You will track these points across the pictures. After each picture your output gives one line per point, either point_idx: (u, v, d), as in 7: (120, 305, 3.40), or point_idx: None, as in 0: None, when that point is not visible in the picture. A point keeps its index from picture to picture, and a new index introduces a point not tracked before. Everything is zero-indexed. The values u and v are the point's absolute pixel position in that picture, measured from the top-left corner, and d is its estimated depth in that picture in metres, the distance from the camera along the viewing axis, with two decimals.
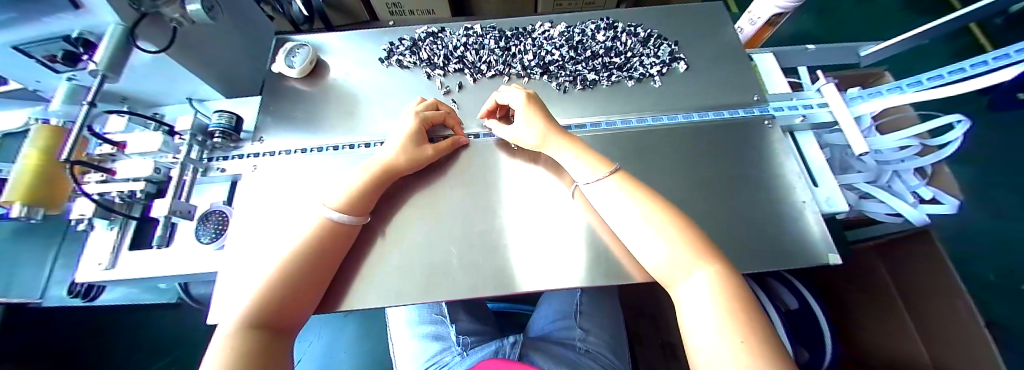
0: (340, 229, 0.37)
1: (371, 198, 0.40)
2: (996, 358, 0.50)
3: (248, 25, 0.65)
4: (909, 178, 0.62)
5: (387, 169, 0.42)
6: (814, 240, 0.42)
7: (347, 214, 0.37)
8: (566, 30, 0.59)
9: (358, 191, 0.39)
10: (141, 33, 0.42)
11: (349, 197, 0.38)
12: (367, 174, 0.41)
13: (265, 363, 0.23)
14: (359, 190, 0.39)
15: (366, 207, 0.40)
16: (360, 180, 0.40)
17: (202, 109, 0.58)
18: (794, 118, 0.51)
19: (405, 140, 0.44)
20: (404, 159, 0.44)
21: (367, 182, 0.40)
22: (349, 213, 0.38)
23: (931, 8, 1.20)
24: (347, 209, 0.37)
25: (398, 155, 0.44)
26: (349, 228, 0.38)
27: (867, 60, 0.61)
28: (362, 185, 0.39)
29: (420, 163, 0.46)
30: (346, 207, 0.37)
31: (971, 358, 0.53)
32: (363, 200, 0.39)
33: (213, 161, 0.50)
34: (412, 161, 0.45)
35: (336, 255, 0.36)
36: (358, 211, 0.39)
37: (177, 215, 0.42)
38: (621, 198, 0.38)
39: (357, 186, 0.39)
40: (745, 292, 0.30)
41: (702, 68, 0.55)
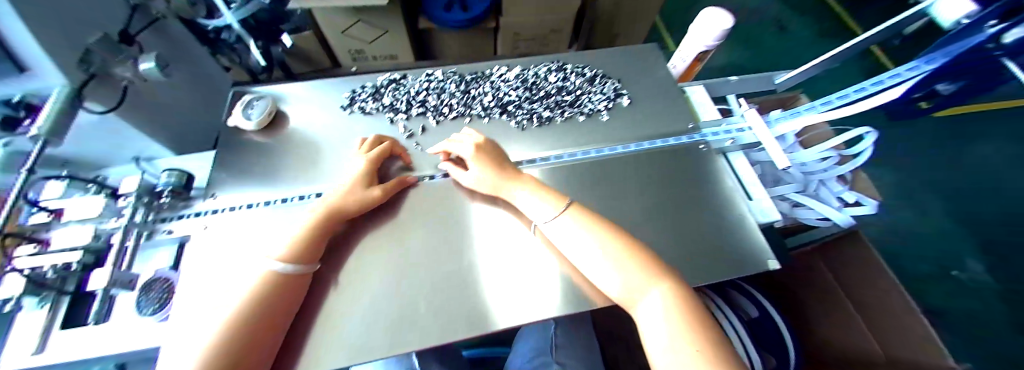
0: (289, 281, 0.36)
1: (320, 244, 0.40)
2: (928, 342, 0.56)
3: (200, 79, 0.65)
4: (833, 186, 0.69)
5: (335, 210, 0.43)
6: (755, 250, 0.47)
7: (295, 264, 0.37)
8: (521, 73, 0.63)
9: (302, 237, 0.39)
10: (89, 94, 0.41)
11: (294, 246, 0.38)
12: (312, 219, 0.40)
13: None
14: (303, 238, 0.39)
15: (316, 254, 0.39)
16: (303, 226, 0.40)
17: (149, 168, 0.55)
18: (724, 142, 0.58)
19: (352, 182, 0.46)
20: (353, 199, 0.45)
21: (310, 228, 0.40)
22: (295, 262, 0.37)
23: (831, 35, 1.42)
24: (292, 258, 0.37)
25: (345, 196, 0.44)
26: (298, 278, 0.37)
27: (783, 86, 0.70)
28: (305, 231, 0.39)
29: (369, 200, 0.46)
30: (291, 257, 0.37)
31: (905, 345, 0.59)
32: (310, 247, 0.39)
33: (161, 223, 0.48)
34: (360, 202, 0.45)
35: (290, 308, 0.35)
36: (307, 258, 0.38)
37: (117, 286, 0.39)
38: (577, 230, 0.41)
39: (299, 233, 0.39)
40: (697, 305, 0.34)
41: (644, 101, 0.62)
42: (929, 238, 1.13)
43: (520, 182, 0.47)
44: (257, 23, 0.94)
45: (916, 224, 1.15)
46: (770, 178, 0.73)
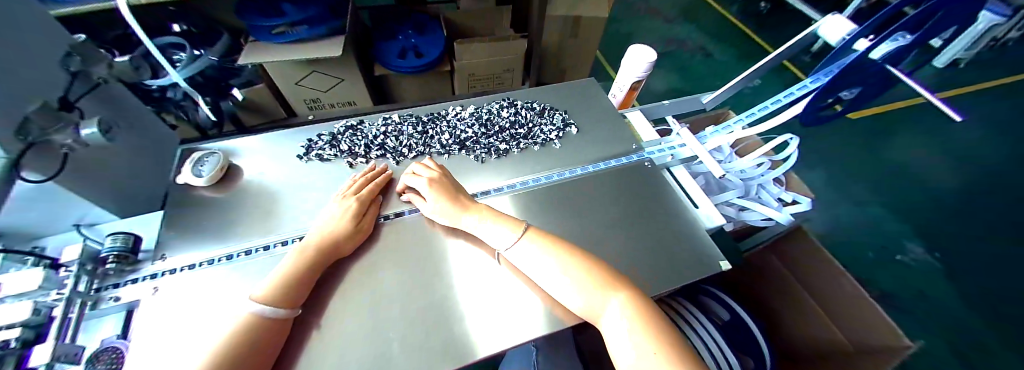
0: (266, 325, 0.36)
1: (305, 284, 0.42)
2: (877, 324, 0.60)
3: (148, 138, 0.64)
4: (772, 188, 0.78)
5: (326, 249, 0.45)
6: (704, 255, 0.52)
7: (279, 307, 0.38)
8: (475, 111, 0.68)
9: (287, 278, 0.40)
10: (27, 165, 0.40)
11: (278, 287, 0.39)
12: (295, 263, 0.42)
13: None
14: (291, 276, 0.41)
15: (299, 296, 0.41)
16: (291, 265, 0.42)
17: (91, 234, 0.52)
18: (665, 158, 0.65)
19: (338, 221, 0.48)
20: (342, 238, 0.47)
21: (297, 269, 0.42)
22: (280, 305, 0.38)
23: (750, 57, 1.63)
24: (276, 301, 0.38)
25: (327, 237, 0.46)
26: (279, 322, 0.38)
27: (710, 105, 0.79)
28: (292, 271, 0.41)
29: (352, 240, 0.48)
30: (275, 299, 0.38)
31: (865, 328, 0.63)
32: (293, 288, 0.40)
33: (105, 291, 0.45)
34: (349, 242, 0.48)
35: (268, 352, 0.36)
36: (289, 301, 0.39)
37: (63, 359, 0.36)
38: (540, 256, 0.43)
39: (288, 272, 0.41)
40: (652, 308, 0.38)
41: (589, 128, 0.68)
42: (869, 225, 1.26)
43: (473, 210, 0.49)
44: (205, 79, 0.96)
45: (852, 214, 1.29)
46: (715, 187, 0.80)
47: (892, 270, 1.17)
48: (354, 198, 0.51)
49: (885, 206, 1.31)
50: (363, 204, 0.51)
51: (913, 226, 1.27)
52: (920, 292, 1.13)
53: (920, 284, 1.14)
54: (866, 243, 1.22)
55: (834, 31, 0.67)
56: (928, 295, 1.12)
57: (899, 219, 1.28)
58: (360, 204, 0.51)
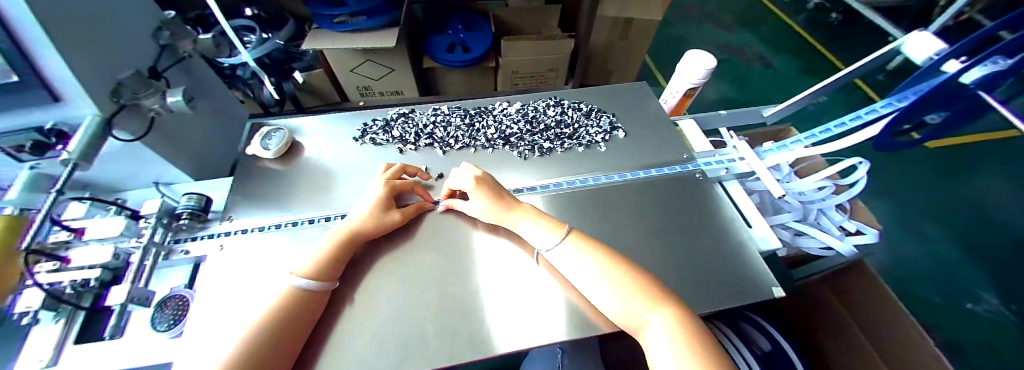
0: (306, 298, 0.38)
1: (339, 262, 0.43)
2: None
3: (221, 110, 0.70)
4: (833, 215, 0.70)
5: (357, 232, 0.45)
6: (759, 277, 0.47)
7: (316, 281, 0.40)
8: (521, 107, 0.68)
9: (325, 257, 0.42)
10: (118, 123, 0.45)
11: (317, 264, 0.41)
12: (332, 243, 0.43)
13: None
14: (327, 256, 0.42)
15: (336, 273, 0.42)
16: (328, 245, 0.43)
17: (169, 192, 0.58)
18: (718, 171, 0.61)
19: (372, 207, 0.48)
20: (371, 224, 0.47)
21: (332, 249, 0.43)
22: (317, 279, 0.40)
23: (815, 71, 1.50)
24: (315, 276, 0.40)
25: (363, 221, 0.47)
26: (318, 294, 0.40)
27: (772, 119, 0.74)
28: (329, 251, 0.42)
29: (385, 227, 0.48)
30: (314, 274, 0.40)
31: None
32: (331, 265, 0.42)
33: (178, 243, 0.50)
34: (376, 227, 0.47)
35: (306, 322, 0.37)
36: (328, 276, 0.41)
37: (133, 302, 0.40)
38: (580, 258, 0.42)
39: (325, 252, 0.42)
40: (703, 331, 0.34)
41: (639, 134, 0.65)
42: (937, 264, 1.11)
43: (519, 211, 0.48)
44: (272, 61, 1.03)
45: (924, 253, 1.13)
46: (770, 208, 0.74)
47: (958, 319, 1.02)
48: (384, 185, 0.51)
49: (958, 246, 1.15)
50: (391, 192, 0.50)
51: (993, 273, 1.09)
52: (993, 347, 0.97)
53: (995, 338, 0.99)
54: (929, 283, 1.08)
55: (920, 48, 0.58)
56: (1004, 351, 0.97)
57: (976, 263, 1.12)
58: (390, 192, 0.51)
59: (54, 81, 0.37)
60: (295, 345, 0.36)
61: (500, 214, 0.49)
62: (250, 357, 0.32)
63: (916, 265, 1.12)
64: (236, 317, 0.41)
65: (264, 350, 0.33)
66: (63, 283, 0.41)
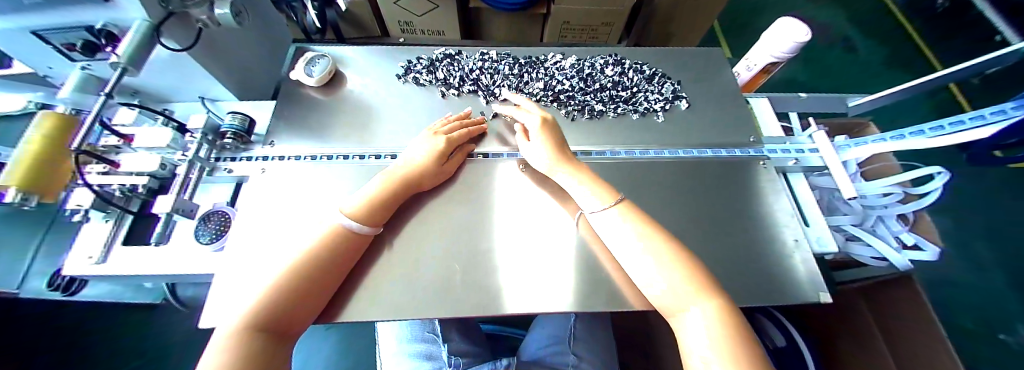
0: (351, 238, 0.38)
1: (387, 207, 0.42)
2: None
3: (268, 32, 0.68)
4: (892, 224, 0.63)
5: (407, 181, 0.45)
6: (807, 279, 0.43)
7: (365, 224, 0.39)
8: (576, 62, 0.65)
9: (375, 200, 0.41)
10: (166, 30, 0.43)
11: (366, 206, 0.40)
12: (385, 187, 0.43)
13: (265, 363, 0.26)
14: (377, 199, 0.41)
15: (382, 216, 0.42)
16: (381, 188, 0.42)
17: (214, 109, 0.59)
18: (787, 161, 0.55)
19: (430, 159, 0.47)
20: (428, 175, 0.47)
21: (382, 193, 0.42)
22: (366, 223, 0.39)
23: (904, 65, 1.31)
24: (364, 219, 0.39)
25: (418, 172, 0.46)
26: (361, 238, 0.39)
27: (855, 110, 0.67)
28: (379, 194, 0.42)
29: (439, 177, 0.49)
30: (364, 217, 0.39)
31: None
32: (380, 209, 0.41)
33: (220, 161, 0.50)
34: (434, 178, 0.48)
35: (348, 260, 0.38)
36: (374, 220, 0.41)
37: (178, 213, 0.42)
38: (625, 226, 0.39)
39: (376, 194, 0.41)
40: (744, 325, 0.30)
41: (700, 108, 0.61)
42: (975, 288, 0.92)
43: (575, 167, 0.46)
44: None
45: None
46: (824, 206, 0.68)
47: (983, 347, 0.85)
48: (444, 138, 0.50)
49: (1006, 273, 0.94)
50: (451, 146, 0.49)
51: None
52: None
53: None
54: (969, 307, 0.90)
55: None
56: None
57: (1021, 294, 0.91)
58: (450, 144, 0.50)
59: None
60: (334, 281, 0.36)
61: (557, 158, 0.47)
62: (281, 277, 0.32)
63: (957, 283, 0.93)
64: (271, 256, 0.39)
65: (308, 281, 0.33)
66: (112, 186, 0.43)
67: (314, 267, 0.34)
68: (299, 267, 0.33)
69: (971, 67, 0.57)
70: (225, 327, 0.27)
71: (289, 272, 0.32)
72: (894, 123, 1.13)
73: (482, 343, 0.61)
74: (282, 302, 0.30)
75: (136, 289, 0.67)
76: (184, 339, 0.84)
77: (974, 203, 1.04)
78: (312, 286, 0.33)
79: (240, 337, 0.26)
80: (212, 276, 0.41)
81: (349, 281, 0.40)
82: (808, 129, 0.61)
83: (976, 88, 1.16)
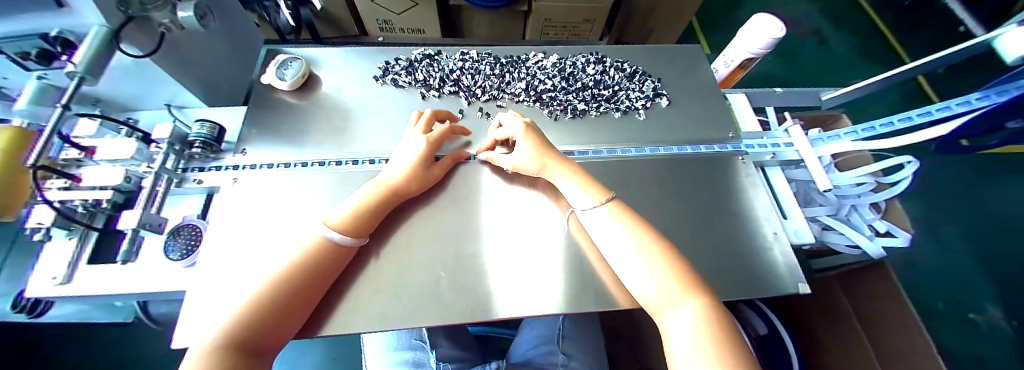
0: (335, 249, 0.37)
1: (374, 217, 0.41)
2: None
3: (237, 34, 0.65)
4: (866, 213, 0.65)
5: (395, 191, 0.44)
6: (787, 273, 0.44)
7: (348, 235, 0.38)
8: (558, 61, 0.64)
9: (360, 211, 0.40)
10: (126, 35, 0.41)
11: (351, 218, 0.39)
12: (372, 196, 0.41)
13: None
14: (363, 210, 0.40)
15: (369, 227, 0.40)
16: (368, 199, 0.41)
17: (182, 116, 0.56)
18: (764, 155, 0.57)
19: (414, 162, 0.46)
20: (414, 182, 0.45)
21: (368, 204, 0.41)
22: (349, 234, 0.38)
23: (875, 57, 1.35)
24: (347, 231, 0.38)
25: (404, 179, 0.45)
26: (344, 249, 0.38)
27: (828, 104, 0.69)
28: (364, 206, 0.40)
29: (427, 183, 0.47)
30: (347, 228, 0.38)
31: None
32: (365, 221, 0.40)
33: (190, 172, 0.48)
34: (417, 188, 0.46)
35: (333, 271, 0.37)
36: (360, 231, 0.39)
37: (146, 228, 0.40)
38: (615, 226, 0.39)
39: (361, 205, 0.40)
40: (731, 325, 0.31)
41: (680, 105, 0.62)
42: (944, 271, 0.97)
43: (562, 168, 0.46)
44: None
45: None
46: (801, 198, 0.70)
47: (951, 326, 0.90)
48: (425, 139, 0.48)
49: (973, 256, 0.99)
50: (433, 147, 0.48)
51: None
52: (984, 359, 0.85)
53: (983, 351, 0.86)
54: (937, 289, 0.95)
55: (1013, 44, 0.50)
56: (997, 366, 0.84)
57: (987, 275, 0.96)
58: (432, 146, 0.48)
59: None
60: (317, 295, 0.35)
61: (544, 163, 0.46)
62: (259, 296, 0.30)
63: (926, 266, 0.98)
64: (248, 268, 0.38)
65: (290, 294, 0.32)
66: (75, 202, 0.41)
67: (297, 286, 0.32)
68: (282, 280, 0.32)
69: (933, 61, 0.60)
70: (197, 349, 0.26)
71: (269, 287, 0.31)
72: (866, 114, 1.18)
73: (471, 347, 0.61)
74: (262, 321, 0.29)
75: (109, 308, 0.64)
76: (160, 356, 0.81)
77: (941, 190, 1.09)
78: (292, 299, 0.32)
79: (213, 356, 0.25)
80: (185, 293, 0.39)
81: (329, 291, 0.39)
82: (783, 123, 0.63)
83: (941, 78, 1.21)
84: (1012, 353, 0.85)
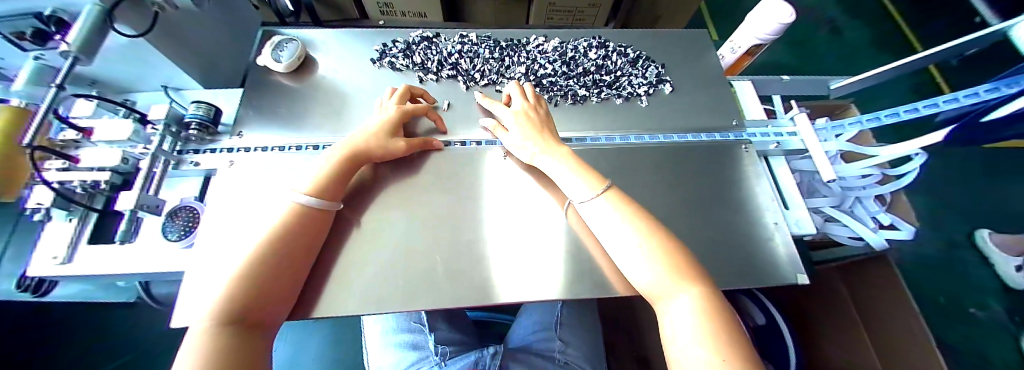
0: (310, 213, 0.37)
1: (343, 178, 0.42)
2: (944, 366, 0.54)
3: (234, 16, 0.64)
4: (870, 205, 0.64)
5: (361, 152, 0.44)
6: (785, 260, 0.44)
7: (319, 198, 0.38)
8: (559, 45, 0.63)
9: (326, 176, 0.40)
10: (119, 15, 0.40)
11: (319, 183, 0.39)
12: (334, 160, 0.41)
13: (237, 360, 0.25)
14: (328, 176, 0.40)
15: (338, 191, 0.41)
16: (330, 163, 0.41)
17: (179, 99, 0.56)
18: (768, 144, 0.56)
19: (378, 128, 0.46)
20: (377, 146, 0.45)
21: (335, 166, 0.41)
22: (320, 197, 0.38)
23: (890, 45, 1.31)
24: (318, 194, 0.38)
25: (367, 140, 0.45)
26: (322, 213, 0.38)
27: (836, 92, 0.67)
28: (331, 170, 0.40)
29: (390, 153, 0.46)
30: (317, 192, 0.38)
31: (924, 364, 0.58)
32: (334, 183, 0.40)
33: (187, 154, 0.48)
34: (383, 151, 0.45)
35: (308, 249, 0.36)
36: (331, 194, 0.40)
37: (144, 209, 0.40)
38: (615, 218, 0.38)
39: (327, 170, 0.40)
40: (729, 313, 0.30)
41: (683, 91, 0.60)
42: (946, 265, 0.96)
43: (558, 151, 0.45)
44: None
45: None
46: (805, 189, 0.68)
47: (951, 320, 0.90)
48: (396, 110, 0.49)
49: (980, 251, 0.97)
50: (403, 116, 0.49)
51: None
52: (980, 351, 0.86)
53: (982, 345, 0.86)
54: (938, 282, 0.94)
55: None
56: (995, 360, 0.84)
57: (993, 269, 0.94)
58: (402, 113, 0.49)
59: None
60: (298, 275, 0.35)
61: (547, 144, 0.46)
62: (252, 276, 0.30)
63: (929, 259, 0.97)
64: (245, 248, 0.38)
65: (276, 270, 0.32)
66: (73, 183, 0.41)
67: (270, 264, 0.32)
68: (268, 260, 0.32)
69: (950, 48, 0.57)
70: (195, 323, 0.27)
71: (249, 263, 0.31)
72: (874, 105, 1.15)
73: (469, 331, 0.61)
74: (251, 299, 0.29)
75: (111, 288, 0.65)
76: (167, 337, 0.83)
77: (949, 183, 1.07)
78: (276, 276, 0.32)
79: (210, 332, 0.26)
80: (184, 273, 0.39)
81: (324, 276, 0.39)
82: (789, 111, 0.61)
83: (956, 70, 1.17)
84: (1010, 347, 0.85)
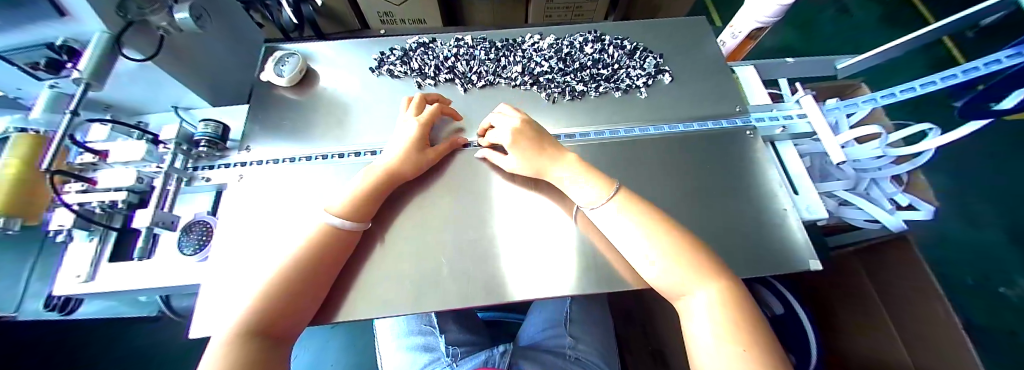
0: (340, 236, 0.37)
1: (374, 201, 0.42)
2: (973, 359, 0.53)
3: (237, 34, 0.66)
4: (886, 186, 0.62)
5: (392, 174, 0.44)
6: (798, 247, 0.43)
7: (349, 220, 0.38)
8: (555, 42, 0.63)
9: (359, 196, 0.40)
10: (127, 41, 0.42)
11: (352, 203, 0.39)
12: (367, 181, 0.41)
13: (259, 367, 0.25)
14: (364, 195, 0.40)
15: (369, 211, 0.41)
16: (363, 184, 0.41)
17: (188, 117, 0.58)
18: (774, 129, 0.55)
19: (407, 145, 0.46)
20: (406, 165, 0.45)
21: (368, 188, 0.41)
22: (350, 219, 0.38)
23: (903, 20, 1.26)
24: (348, 215, 0.38)
25: (398, 161, 0.45)
26: (350, 234, 0.39)
27: (844, 72, 0.65)
28: (364, 191, 0.40)
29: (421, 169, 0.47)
30: (348, 213, 0.38)
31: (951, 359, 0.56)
32: (365, 205, 0.40)
33: (198, 171, 0.50)
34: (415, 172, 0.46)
35: (335, 265, 0.37)
36: (360, 215, 0.40)
37: (159, 226, 0.41)
38: (622, 215, 0.38)
39: (359, 191, 0.40)
40: (746, 301, 0.30)
41: (684, 80, 0.59)
42: (974, 245, 0.92)
43: (563, 160, 0.44)
44: None
45: None
46: (817, 173, 0.66)
47: (980, 301, 0.86)
48: (418, 124, 0.48)
49: (1005, 228, 0.93)
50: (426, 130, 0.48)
51: None
52: (1009, 331, 0.82)
53: (1016, 325, 0.82)
54: (965, 263, 0.91)
55: None
56: None
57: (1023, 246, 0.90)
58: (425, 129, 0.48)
59: (67, 5, 0.34)
60: (324, 287, 0.35)
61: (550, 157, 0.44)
62: (280, 287, 0.31)
63: (950, 238, 0.94)
64: (259, 255, 0.40)
65: (301, 284, 0.32)
66: (92, 204, 0.42)
67: (287, 277, 0.32)
68: (289, 271, 0.32)
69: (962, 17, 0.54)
70: (219, 335, 0.27)
71: (273, 284, 0.31)
72: (888, 84, 1.12)
73: (480, 331, 0.62)
74: (270, 309, 0.29)
75: (133, 303, 0.68)
76: (189, 349, 0.86)
77: (970, 159, 1.03)
78: (307, 286, 0.33)
79: (233, 343, 0.26)
80: (199, 286, 0.41)
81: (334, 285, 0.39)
82: (795, 94, 0.60)
83: (972, 41, 1.13)
84: None
